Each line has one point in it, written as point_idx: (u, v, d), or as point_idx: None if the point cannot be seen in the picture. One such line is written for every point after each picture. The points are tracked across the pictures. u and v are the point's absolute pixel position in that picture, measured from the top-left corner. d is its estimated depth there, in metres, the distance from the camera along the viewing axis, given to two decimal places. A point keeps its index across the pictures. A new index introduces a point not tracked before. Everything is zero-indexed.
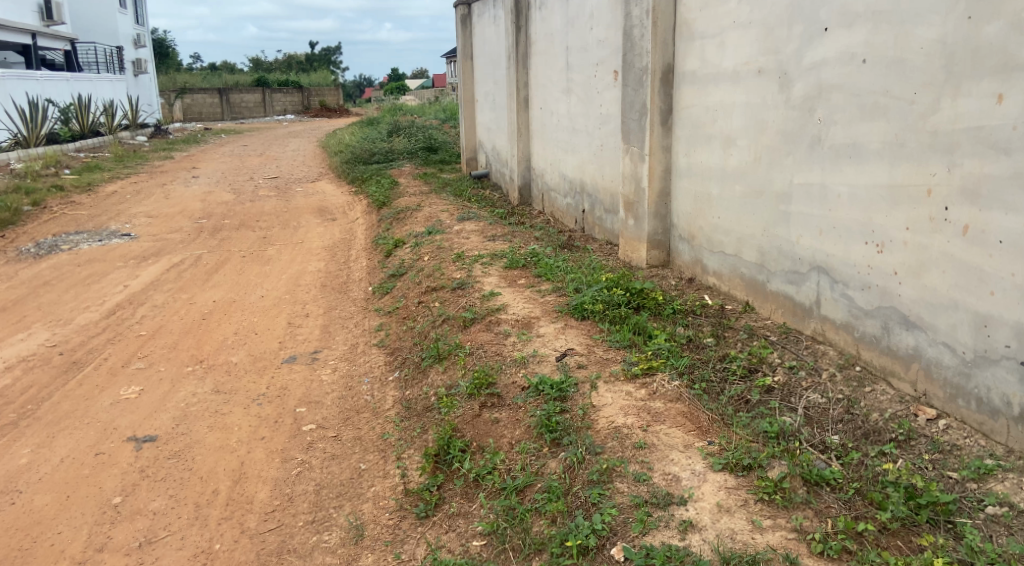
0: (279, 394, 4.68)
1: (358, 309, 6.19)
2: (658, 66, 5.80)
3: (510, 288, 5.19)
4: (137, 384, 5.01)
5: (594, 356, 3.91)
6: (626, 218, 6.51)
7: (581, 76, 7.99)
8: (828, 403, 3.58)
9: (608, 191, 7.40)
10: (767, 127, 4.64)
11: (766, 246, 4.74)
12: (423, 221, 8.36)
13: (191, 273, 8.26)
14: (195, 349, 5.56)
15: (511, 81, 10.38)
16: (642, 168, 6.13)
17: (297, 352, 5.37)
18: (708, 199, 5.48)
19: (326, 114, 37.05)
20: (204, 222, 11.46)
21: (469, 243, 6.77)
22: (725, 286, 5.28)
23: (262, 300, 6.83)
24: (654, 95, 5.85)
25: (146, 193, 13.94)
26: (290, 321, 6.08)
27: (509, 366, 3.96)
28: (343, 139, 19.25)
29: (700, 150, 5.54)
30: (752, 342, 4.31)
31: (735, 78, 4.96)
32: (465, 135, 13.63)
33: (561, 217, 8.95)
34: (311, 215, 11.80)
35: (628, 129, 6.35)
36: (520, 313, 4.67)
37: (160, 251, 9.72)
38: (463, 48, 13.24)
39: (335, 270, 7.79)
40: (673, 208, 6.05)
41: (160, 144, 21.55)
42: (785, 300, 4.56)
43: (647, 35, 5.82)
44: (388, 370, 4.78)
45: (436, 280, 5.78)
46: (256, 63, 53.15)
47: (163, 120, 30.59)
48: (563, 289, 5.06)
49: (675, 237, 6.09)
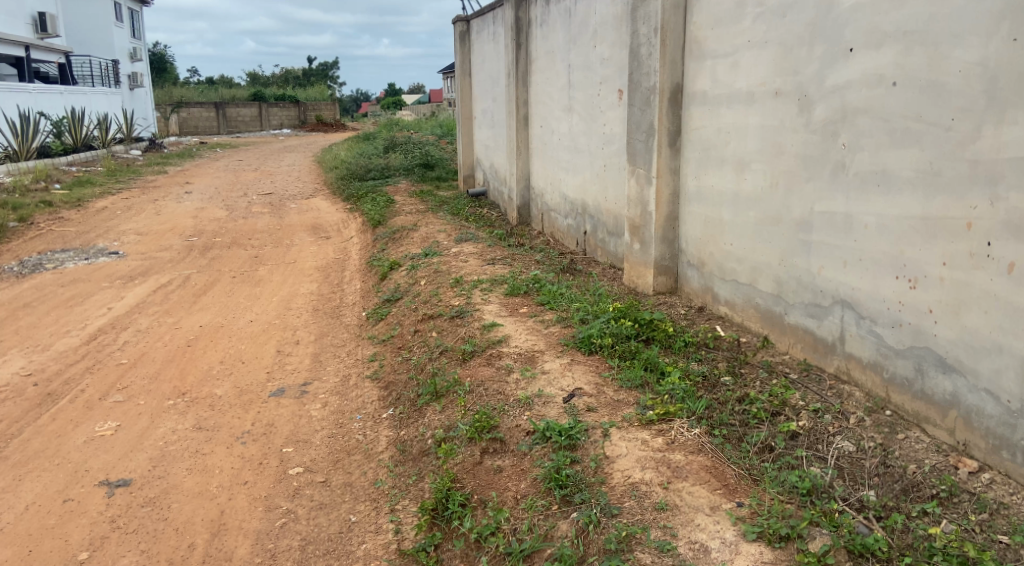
0: (265, 431, 4.37)
1: (351, 336, 5.90)
2: (666, 85, 5.57)
3: (511, 318, 4.90)
4: (114, 419, 4.70)
5: (605, 398, 3.59)
6: (632, 242, 6.25)
7: (583, 94, 7.77)
8: (860, 454, 3.30)
9: (612, 214, 7.15)
10: (785, 151, 4.40)
11: (784, 277, 4.48)
12: (420, 243, 8.08)
13: (179, 295, 7.97)
14: (178, 380, 5.26)
15: (510, 99, 10.17)
16: (649, 191, 5.88)
17: (286, 384, 5.07)
18: (719, 224, 5.23)
19: (323, 128, 36.90)
20: (195, 240, 11.18)
21: (467, 267, 6.49)
22: (739, 317, 5.02)
23: (251, 325, 6.54)
24: (662, 116, 5.62)
25: (137, 209, 13.65)
26: (279, 349, 5.78)
27: (512, 407, 3.66)
28: (339, 154, 19.02)
29: (711, 174, 5.30)
30: (772, 380, 4.04)
31: (750, 99, 4.73)
32: (463, 152, 13.41)
33: (561, 238, 8.70)
34: (305, 233, 11.53)
35: (634, 150, 6.11)
36: (523, 346, 4.38)
37: (148, 270, 9.42)
38: (461, 65, 13.06)
39: (328, 293, 7.50)
40: (681, 233, 5.80)
41: (154, 159, 21.30)
42: (805, 334, 4.30)
43: (655, 54, 5.59)
44: (382, 406, 4.48)
45: (433, 308, 5.50)
46: (253, 77, 53.18)
47: (158, 134, 30.36)
48: (568, 320, 4.77)
49: (683, 262, 5.83)
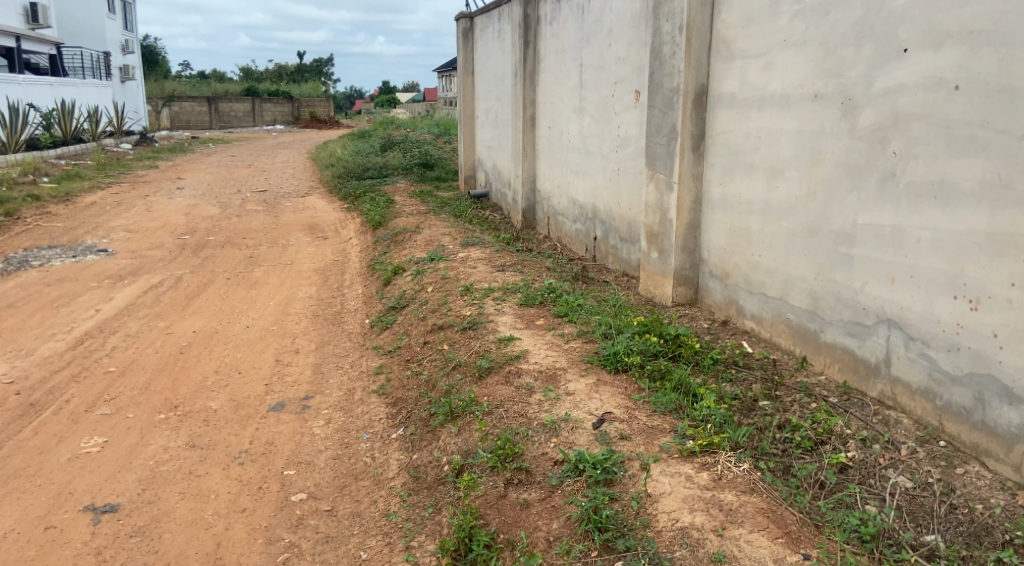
0: (264, 451, 4.07)
1: (354, 345, 5.60)
2: (691, 86, 5.30)
3: (527, 332, 4.61)
4: (100, 434, 4.38)
5: (637, 424, 3.29)
6: (649, 250, 5.98)
7: (596, 95, 7.50)
8: (919, 490, 3.02)
9: (626, 220, 6.88)
10: (824, 158, 4.13)
11: (820, 292, 4.21)
12: (423, 246, 7.78)
13: (171, 297, 7.63)
14: (170, 391, 4.94)
15: (516, 98, 9.89)
16: (670, 198, 5.60)
17: (286, 397, 4.77)
18: (746, 234, 4.95)
19: (316, 125, 36.50)
20: (188, 238, 10.83)
21: (476, 273, 6.19)
22: (766, 332, 4.74)
23: (247, 332, 6.21)
24: (686, 118, 5.34)
25: (128, 205, 13.27)
26: (278, 359, 5.46)
27: (537, 433, 3.36)
28: (335, 152, 18.68)
29: (738, 180, 5.02)
30: (813, 404, 3.76)
31: (785, 102, 4.45)
32: (464, 152, 13.12)
33: (570, 243, 8.42)
34: (301, 232, 11.20)
35: (654, 153, 5.83)
36: (543, 363, 4.09)
37: (139, 270, 9.08)
38: (464, 63, 12.79)
39: (327, 298, 7.19)
40: (703, 242, 5.53)
41: (145, 153, 20.87)
42: (844, 355, 4.02)
43: (679, 53, 5.33)
44: (391, 425, 4.18)
45: (443, 317, 5.21)
46: (246, 71, 52.70)
47: (149, 128, 29.89)
48: (589, 334, 4.47)
49: (705, 273, 5.56)
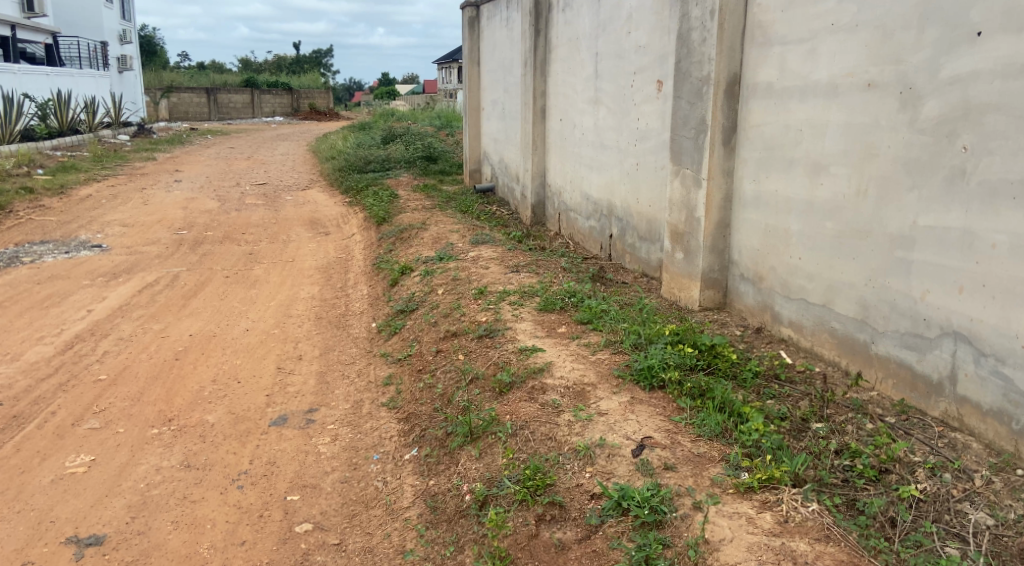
0: (265, 472, 3.72)
1: (360, 352, 5.26)
2: (723, 75, 4.94)
3: (549, 341, 4.25)
4: (88, 452, 4.03)
5: (682, 452, 2.94)
6: (673, 250, 5.63)
7: (613, 86, 7.13)
8: (1004, 529, 2.68)
9: (646, 218, 6.53)
10: (878, 153, 3.78)
11: (872, 300, 3.87)
12: (431, 245, 7.41)
13: (166, 296, 7.29)
14: (164, 403, 4.59)
15: (525, 89, 9.52)
16: (697, 195, 5.25)
17: (289, 410, 4.42)
18: (784, 235, 4.61)
19: (315, 117, 36.02)
20: (185, 233, 10.46)
21: (489, 274, 5.84)
22: (807, 342, 4.40)
23: (246, 336, 5.86)
24: (717, 110, 4.99)
25: (123, 198, 12.90)
26: (280, 366, 5.11)
27: (569, 460, 3.01)
28: (335, 144, 18.26)
29: (775, 177, 4.67)
30: (869, 425, 3.42)
31: (832, 92, 4.10)
32: (469, 145, 12.75)
33: (583, 241, 8.06)
34: (302, 227, 10.84)
35: (679, 148, 5.48)
36: (570, 377, 3.73)
37: (133, 267, 8.72)
38: (469, 52, 12.41)
39: (331, 299, 6.83)
40: (733, 242, 5.18)
41: (142, 144, 20.47)
42: (900, 369, 3.68)
43: (710, 40, 4.97)
44: (403, 443, 3.83)
45: (456, 323, 4.86)
46: (244, 62, 52.27)
47: (147, 120, 29.48)
48: (618, 345, 4.12)
49: (735, 275, 5.21)
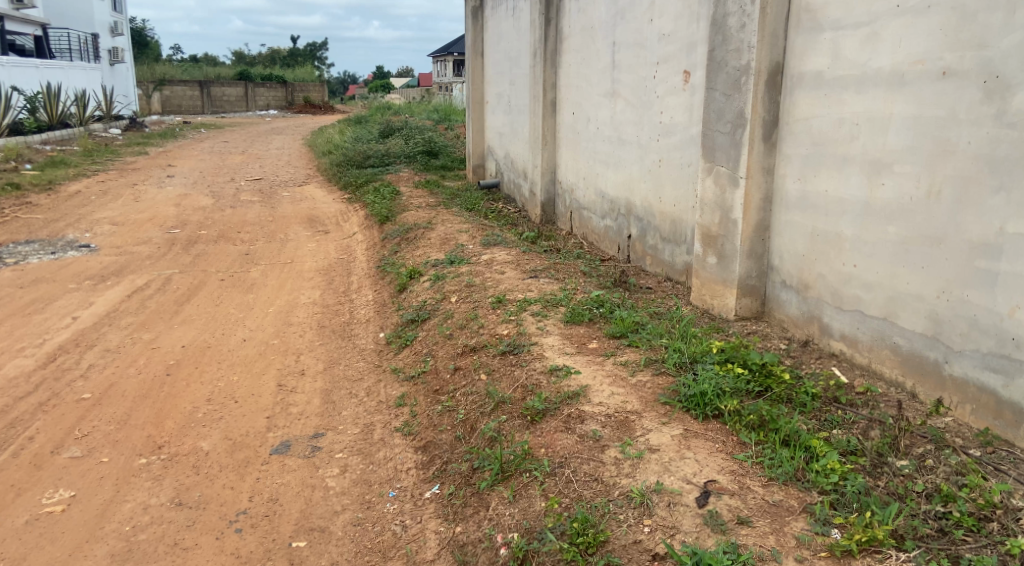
0: (267, 512, 3.31)
1: (368, 367, 4.83)
2: (764, 64, 4.53)
3: (581, 359, 3.83)
4: (67, 487, 3.61)
5: (754, 500, 2.56)
6: (705, 254, 5.22)
7: (632, 77, 6.70)
8: None
9: (670, 218, 6.12)
10: (956, 151, 3.39)
11: (946, 315, 3.47)
12: (440, 247, 6.98)
13: (158, 301, 6.85)
14: (153, 427, 4.18)
15: (534, 81, 9.07)
16: (733, 194, 4.83)
17: (292, 435, 4.00)
18: (835, 240, 4.20)
19: (311, 110, 35.49)
20: (178, 232, 10.01)
21: (506, 279, 5.43)
22: (864, 358, 3.99)
23: (244, 347, 5.43)
24: (758, 102, 4.57)
25: (114, 194, 12.41)
26: (280, 384, 4.68)
27: (621, 509, 2.60)
28: (333, 137, 17.78)
29: (825, 176, 4.26)
30: (954, 460, 3.00)
31: (896, 82, 3.69)
32: (473, 140, 12.32)
33: (598, 241, 7.64)
34: (301, 226, 10.40)
35: (712, 144, 5.06)
36: (610, 404, 3.31)
37: (123, 269, 8.26)
38: (473, 43, 11.95)
39: (334, 305, 6.41)
40: (774, 246, 4.77)
41: (135, 138, 19.95)
42: (981, 394, 3.28)
43: (749, 24, 4.54)
44: (422, 478, 3.42)
45: (475, 337, 4.44)
46: (238, 55, 51.67)
47: (139, 113, 28.94)
48: (659, 364, 3.69)
49: (775, 282, 4.80)
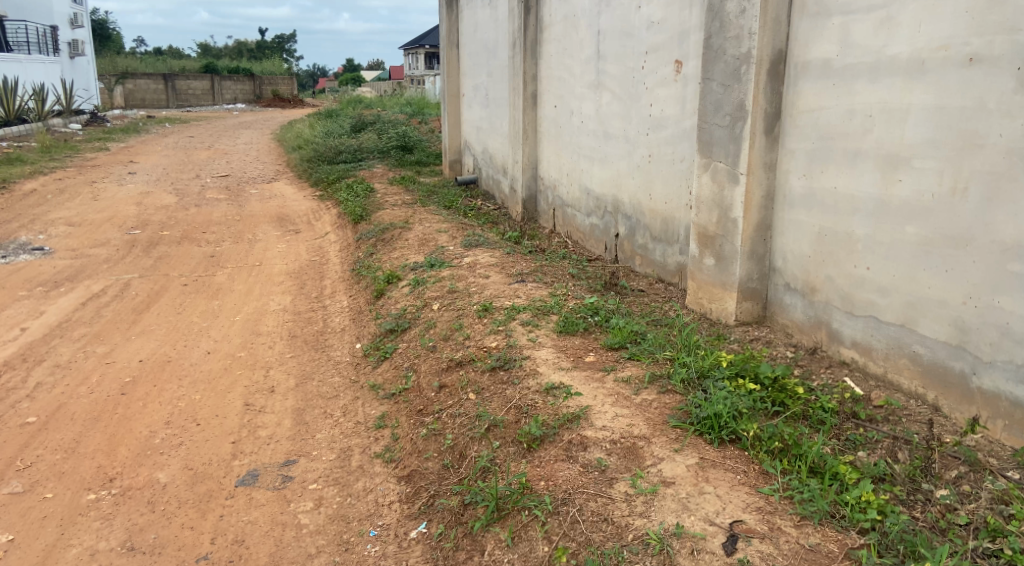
0: (232, 557, 2.94)
1: (345, 384, 4.47)
2: (767, 53, 4.23)
3: (578, 376, 3.51)
4: (3, 530, 3.20)
5: (788, 545, 2.26)
6: (701, 255, 4.92)
7: (619, 68, 6.38)
8: None
9: (661, 216, 5.82)
10: (985, 144, 3.12)
11: (974, 322, 3.20)
12: (418, 249, 6.61)
13: (115, 310, 6.39)
14: (104, 456, 3.78)
15: (513, 73, 8.72)
16: (733, 192, 4.54)
17: (261, 463, 3.64)
18: (845, 241, 3.91)
19: (280, 104, 34.71)
20: (138, 233, 9.48)
21: (491, 285, 5.09)
22: (878, 367, 3.72)
23: (208, 361, 5.03)
24: (759, 93, 4.28)
25: (71, 193, 11.81)
26: (248, 404, 4.30)
27: (638, 557, 2.29)
28: (303, 132, 17.24)
29: (833, 171, 3.98)
30: (994, 485, 2.73)
31: (914, 70, 3.42)
32: (449, 134, 11.93)
33: (583, 240, 7.33)
34: (270, 225, 9.93)
35: (709, 138, 4.75)
36: (614, 428, 2.99)
37: (79, 273, 7.76)
38: (448, 35, 11.56)
39: (305, 312, 6.01)
40: (776, 247, 4.48)
41: (95, 134, 19.19)
42: (1015, 409, 3.02)
43: (750, 10, 4.25)
44: (406, 513, 3.07)
45: (461, 351, 4.10)
46: (204, 48, 50.44)
47: (101, 108, 27.97)
48: (664, 380, 3.38)
49: (777, 285, 4.52)
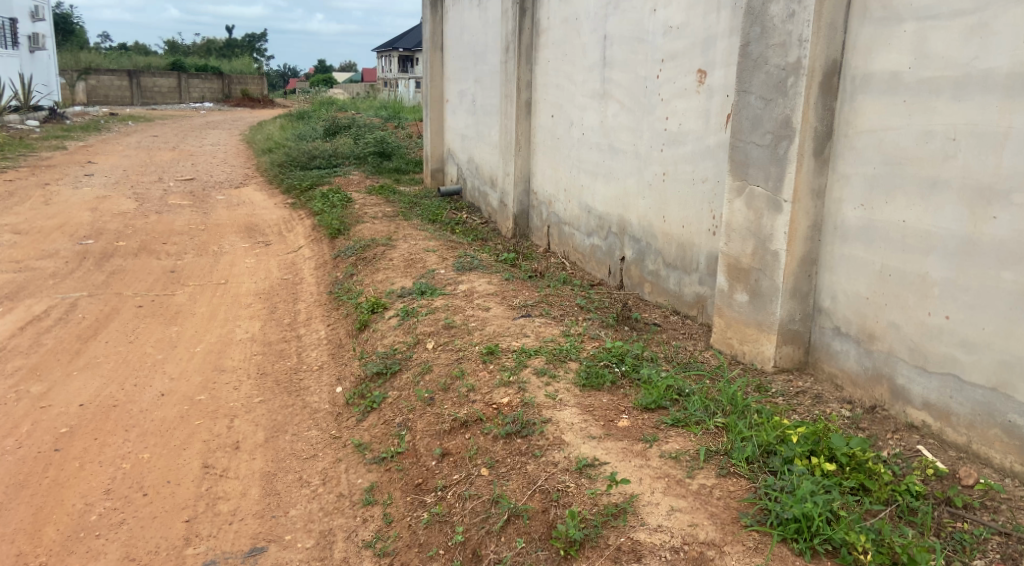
0: None
1: (326, 440, 3.81)
2: (820, 63, 3.67)
3: (613, 447, 2.90)
4: None
5: None
6: (731, 290, 4.34)
7: (628, 76, 5.81)
8: None
9: (676, 241, 5.25)
10: None
11: None
12: (404, 272, 5.96)
13: (57, 336, 5.61)
14: (25, 540, 3.06)
15: (505, 80, 8.10)
16: (774, 221, 3.96)
17: (220, 552, 2.96)
18: (918, 282, 3.35)
19: (249, 104, 33.71)
20: (92, 243, 8.64)
21: (493, 320, 4.48)
22: (961, 434, 3.17)
23: (162, 405, 4.31)
24: (810, 108, 3.71)
25: (20, 196, 10.89)
26: (208, 465, 3.61)
27: None
28: (273, 135, 16.40)
29: (901, 200, 3.42)
30: None
31: (1017, 88, 2.88)
32: (431, 141, 11.27)
33: (583, 261, 6.74)
34: (237, 236, 9.17)
35: (745, 158, 4.18)
36: (673, 528, 2.39)
37: (20, 290, 6.92)
38: (431, 37, 10.93)
39: (277, 344, 5.32)
40: (824, 284, 3.92)
41: (53, 131, 18.12)
42: None
43: (801, 14, 3.68)
44: None
45: (464, 409, 3.48)
46: (171, 44, 49.09)
47: (61, 104, 26.72)
48: (723, 458, 2.79)
49: (823, 328, 3.95)
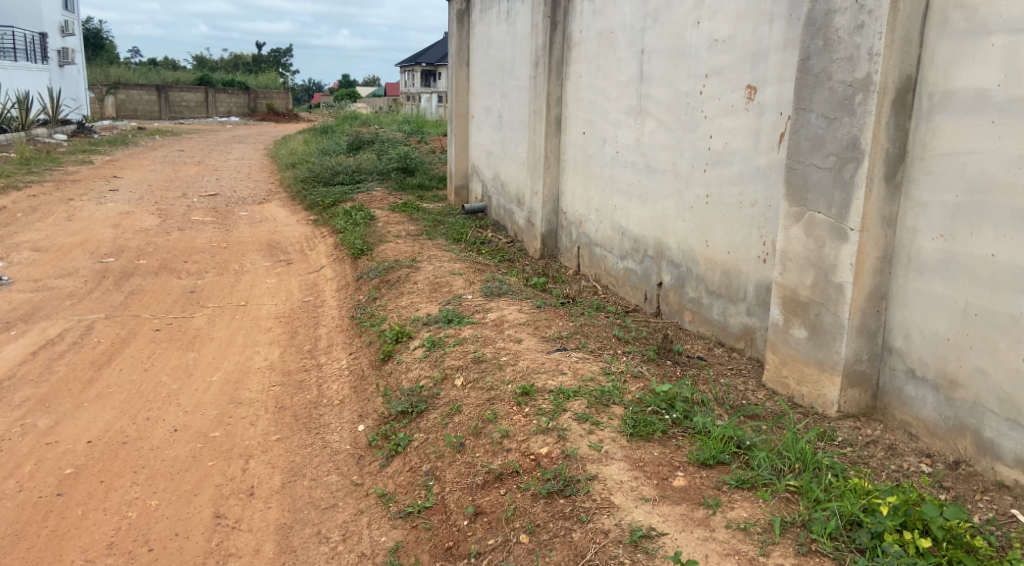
0: None
1: (347, 488, 3.51)
2: (893, 79, 3.32)
3: (671, 515, 2.56)
4: None
5: None
6: (788, 325, 3.98)
7: (668, 92, 5.49)
8: None
9: (721, 268, 4.90)
10: None
11: None
12: (430, 297, 5.66)
13: (70, 362, 5.39)
14: None
15: (534, 95, 7.82)
16: (839, 251, 3.60)
17: None
18: (1011, 325, 2.98)
19: (274, 118, 33.88)
20: (112, 261, 8.47)
21: (526, 354, 4.16)
22: None
23: (174, 442, 4.04)
24: (881, 129, 3.36)
25: (44, 212, 10.81)
26: (219, 515, 3.32)
27: None
28: (296, 150, 16.30)
29: (990, 232, 3.05)
30: None
31: None
32: (455, 157, 11.02)
33: (616, 286, 6.40)
34: (259, 254, 8.96)
35: (804, 181, 3.84)
36: None
37: (36, 311, 6.74)
38: (457, 51, 10.70)
39: (297, 373, 5.05)
40: (895, 322, 3.55)
41: (80, 145, 18.22)
42: None
43: (872, 25, 3.34)
44: None
45: (498, 460, 3.16)
46: (199, 59, 49.77)
47: (90, 117, 27.04)
48: (801, 531, 2.44)
49: (893, 370, 3.58)
